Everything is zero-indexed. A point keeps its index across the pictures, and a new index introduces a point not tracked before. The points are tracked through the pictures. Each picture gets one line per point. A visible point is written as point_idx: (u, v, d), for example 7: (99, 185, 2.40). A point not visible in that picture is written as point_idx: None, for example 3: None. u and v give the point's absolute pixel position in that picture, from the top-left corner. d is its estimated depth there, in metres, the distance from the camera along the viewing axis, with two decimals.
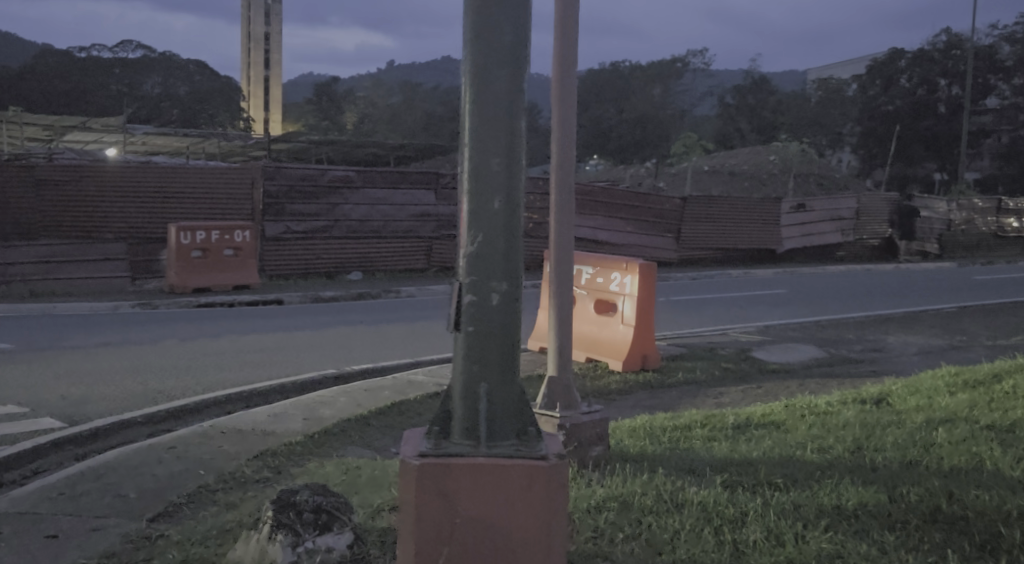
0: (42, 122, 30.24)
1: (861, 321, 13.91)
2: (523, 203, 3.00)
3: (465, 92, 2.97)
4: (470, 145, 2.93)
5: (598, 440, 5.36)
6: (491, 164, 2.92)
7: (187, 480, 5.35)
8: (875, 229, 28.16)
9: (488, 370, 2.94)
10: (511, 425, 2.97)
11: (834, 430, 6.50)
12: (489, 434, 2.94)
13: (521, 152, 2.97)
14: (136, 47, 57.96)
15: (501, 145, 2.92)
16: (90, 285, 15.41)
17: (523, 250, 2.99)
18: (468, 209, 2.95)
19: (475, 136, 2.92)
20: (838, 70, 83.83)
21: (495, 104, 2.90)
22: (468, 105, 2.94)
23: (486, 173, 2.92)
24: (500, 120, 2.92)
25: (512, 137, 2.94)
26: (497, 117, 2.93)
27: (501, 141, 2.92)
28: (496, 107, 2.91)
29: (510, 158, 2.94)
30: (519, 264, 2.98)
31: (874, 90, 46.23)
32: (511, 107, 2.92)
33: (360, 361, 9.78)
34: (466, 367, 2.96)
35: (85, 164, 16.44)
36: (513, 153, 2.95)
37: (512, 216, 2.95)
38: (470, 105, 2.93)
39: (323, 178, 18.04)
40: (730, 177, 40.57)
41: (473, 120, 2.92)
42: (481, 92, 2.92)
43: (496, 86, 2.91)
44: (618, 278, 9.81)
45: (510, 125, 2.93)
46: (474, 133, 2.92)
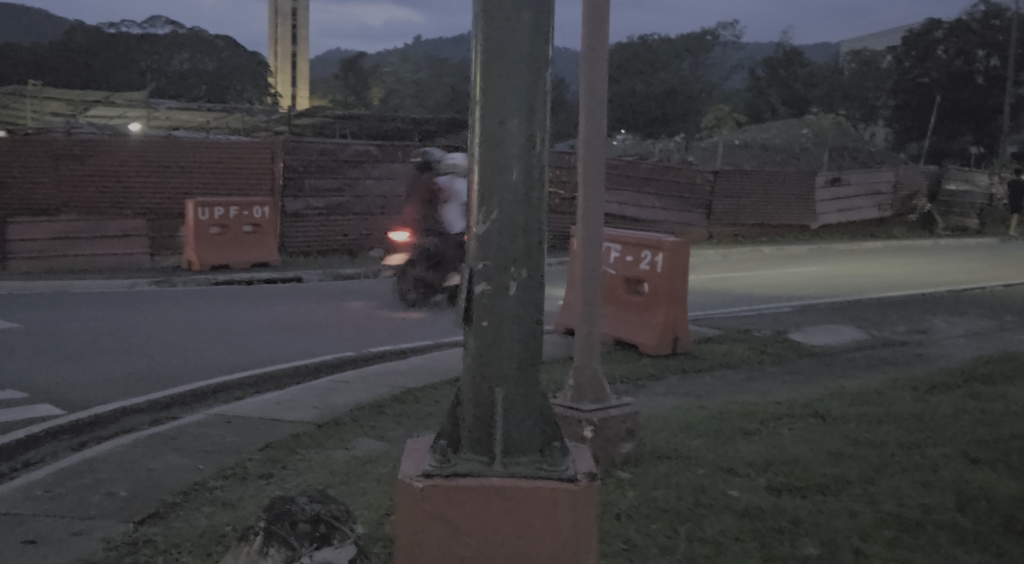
0: (66, 97, 30.01)
1: (904, 301, 13.27)
2: (546, 175, 2.55)
3: (475, 46, 2.51)
4: (483, 102, 2.47)
5: (629, 436, 4.93)
6: (506, 127, 2.46)
7: (183, 476, 4.96)
8: (912, 204, 27.44)
9: (503, 372, 2.49)
10: (534, 440, 2.53)
11: (885, 422, 5.98)
12: (504, 448, 2.49)
13: (543, 114, 2.51)
14: (164, 23, 57.68)
15: (519, 106, 2.47)
16: (109, 262, 15.19)
17: (544, 231, 2.54)
18: (479, 178, 2.50)
19: (485, 94, 2.47)
20: (873, 42, 82.04)
21: (512, 59, 2.45)
22: (479, 61, 2.49)
23: (501, 140, 2.47)
24: (518, 75, 2.46)
25: (530, 98, 2.48)
26: (514, 69, 2.47)
27: (519, 102, 2.47)
28: (513, 61, 2.45)
29: (529, 120, 2.48)
30: (540, 248, 2.54)
31: (910, 62, 44.62)
32: (534, 61, 2.47)
33: (381, 342, 9.36)
34: (476, 371, 2.51)
35: (105, 137, 15.92)
36: (533, 114, 2.50)
37: (532, 190, 2.51)
38: (484, 57, 2.47)
39: (343, 153, 17.66)
40: (762, 150, 39.76)
41: (485, 78, 2.47)
42: (494, 45, 2.46)
43: (514, 36, 2.45)
44: (648, 257, 9.22)
45: (531, 80, 2.48)
46: (488, 93, 2.47)
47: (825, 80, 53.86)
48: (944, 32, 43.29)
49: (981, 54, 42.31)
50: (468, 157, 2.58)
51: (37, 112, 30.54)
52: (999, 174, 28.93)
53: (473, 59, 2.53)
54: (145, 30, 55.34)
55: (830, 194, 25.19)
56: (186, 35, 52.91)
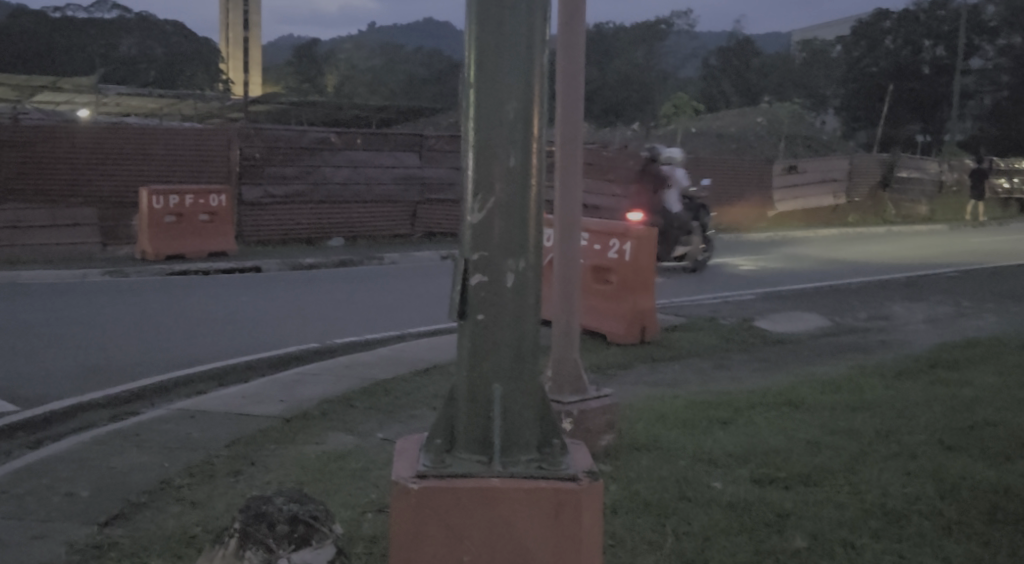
0: (11, 82, 29.09)
1: (864, 287, 13.42)
2: (542, 162, 2.44)
3: (468, 28, 2.39)
4: (477, 84, 2.36)
5: (608, 428, 4.87)
6: (505, 109, 2.35)
7: (147, 474, 4.76)
8: (866, 190, 27.78)
9: (501, 368, 2.39)
10: (533, 437, 2.44)
11: (860, 410, 6.00)
12: (503, 446, 2.39)
13: (540, 99, 2.41)
14: (111, 8, 56.27)
15: (519, 87, 2.35)
16: (59, 251, 14.71)
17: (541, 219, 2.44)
18: (474, 167, 2.39)
19: (479, 76, 2.35)
20: (824, 33, 83.17)
21: (510, 39, 2.33)
22: (473, 41, 2.37)
23: (498, 125, 2.35)
24: (516, 57, 2.35)
25: (528, 80, 2.37)
26: (511, 51, 2.35)
27: (516, 84, 2.35)
28: (510, 42, 2.34)
29: (527, 104, 2.37)
30: (538, 239, 2.44)
31: (859, 51, 45.13)
32: (531, 39, 2.36)
33: (345, 333, 9.18)
34: (472, 367, 2.40)
35: (55, 123, 15.51)
36: (530, 96, 2.39)
37: (529, 178, 2.40)
38: (477, 39, 2.35)
39: (302, 140, 17.39)
40: (718, 139, 40.09)
41: (479, 59, 2.35)
42: (488, 25, 2.34)
43: (512, 14, 2.33)
44: (616, 245, 9.19)
45: (529, 61, 2.36)
46: (482, 76, 2.35)
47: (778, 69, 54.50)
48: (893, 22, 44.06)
49: (929, 44, 43.15)
50: (460, 143, 2.46)
51: None
52: (949, 162, 29.82)
53: (465, 39, 2.40)
54: (92, 15, 53.94)
55: (786, 181, 25.50)
56: (134, 20, 51.64)
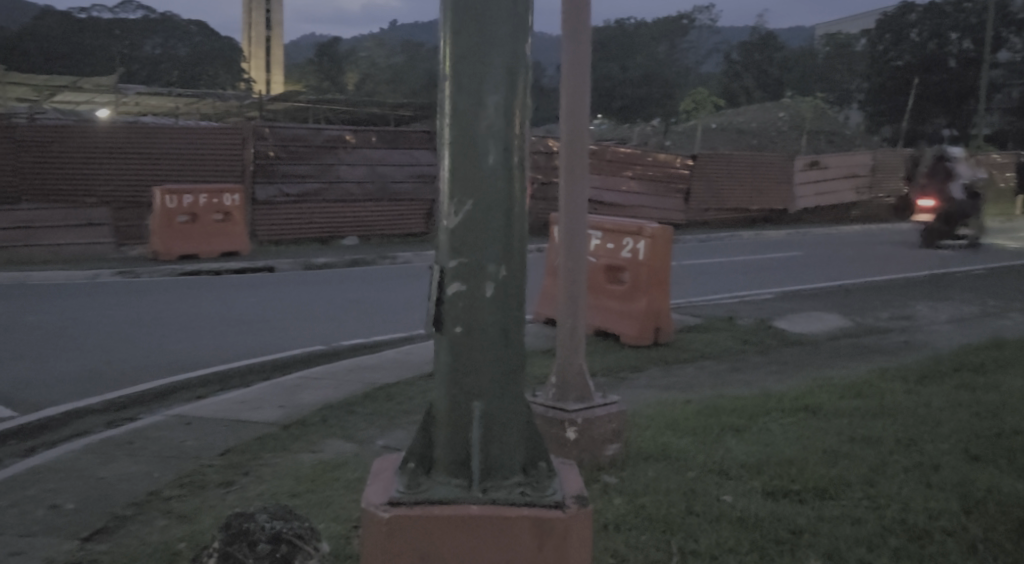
0: (32, 81, 29.26)
1: (887, 286, 13.09)
2: (526, 162, 2.24)
3: (444, 19, 2.18)
4: (454, 78, 2.15)
5: (615, 437, 4.64)
6: (484, 105, 2.15)
7: (135, 485, 4.61)
8: (892, 185, 27.30)
9: (482, 385, 2.20)
10: (518, 458, 2.25)
11: (882, 417, 5.75)
12: (484, 468, 2.20)
13: (525, 92, 2.20)
14: (136, 8, 56.64)
15: (500, 80, 2.15)
16: (74, 251, 14.67)
17: (525, 224, 2.24)
18: (450, 169, 2.19)
19: (456, 69, 2.14)
20: (847, 26, 82.29)
21: (490, 27, 2.12)
22: (448, 30, 2.16)
23: (477, 122, 2.15)
24: (498, 46, 2.14)
25: (512, 74, 2.16)
26: (493, 42, 2.15)
27: (499, 76, 2.15)
28: (491, 28, 2.13)
29: (509, 98, 2.17)
30: (522, 243, 2.24)
31: (884, 45, 44.31)
32: (516, 28, 2.15)
33: (353, 335, 9.00)
34: (450, 382, 2.22)
35: (71, 123, 15.54)
36: (514, 90, 2.18)
37: (511, 179, 2.19)
38: (453, 28, 2.15)
39: (317, 138, 17.23)
40: (739, 134, 39.67)
41: (455, 51, 2.14)
42: (465, 12, 2.13)
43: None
44: (630, 244, 8.94)
45: (512, 53, 2.16)
46: (459, 67, 2.14)
47: (801, 63, 53.90)
48: (918, 15, 43.20)
49: (955, 36, 42.35)
50: (437, 142, 2.26)
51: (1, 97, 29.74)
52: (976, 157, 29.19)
53: (441, 28, 2.20)
54: (116, 16, 54.31)
55: (809, 177, 25.13)
56: (158, 20, 51.90)
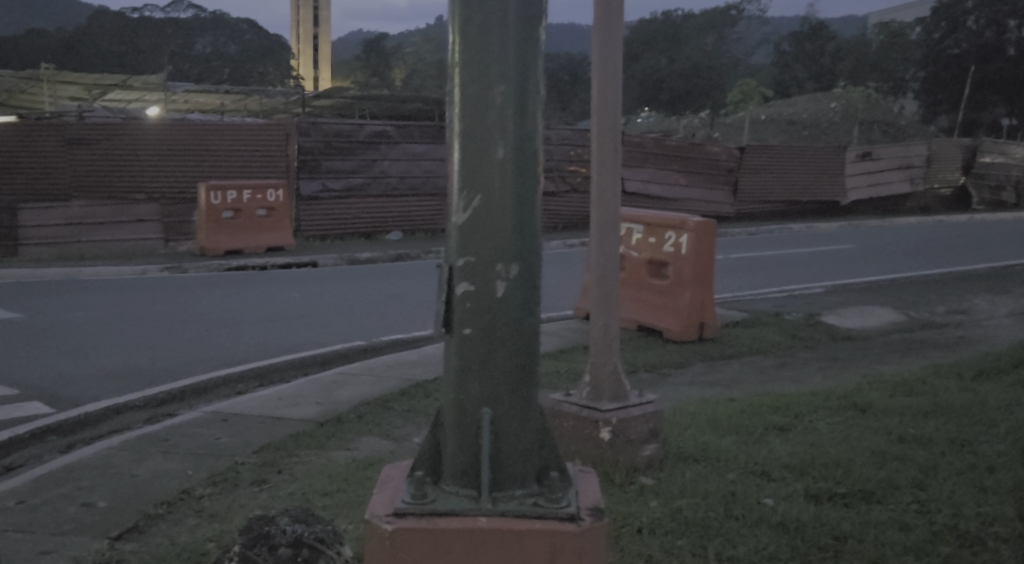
0: (85, 81, 29.86)
1: (941, 280, 12.68)
2: (540, 154, 2.12)
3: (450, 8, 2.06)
4: (461, 65, 2.03)
5: (651, 437, 4.47)
6: (491, 95, 2.02)
7: (167, 483, 4.60)
8: (947, 176, 26.55)
9: (492, 390, 2.09)
10: (530, 467, 2.15)
11: (935, 416, 5.49)
12: (494, 476, 2.10)
13: (537, 80, 2.08)
14: (187, 8, 57.54)
15: (509, 66, 2.03)
16: (124, 247, 14.88)
17: (540, 223, 2.13)
18: (458, 161, 2.07)
19: (463, 57, 2.02)
20: (902, 15, 80.48)
21: (499, 13, 2.00)
22: (454, 17, 2.04)
23: (485, 110, 2.03)
24: (507, 30, 2.01)
25: (523, 60, 2.05)
26: (501, 27, 2.02)
27: (509, 63, 2.03)
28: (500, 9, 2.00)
29: (520, 85, 2.05)
30: (536, 241, 2.13)
31: (939, 33, 43.05)
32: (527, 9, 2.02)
33: (392, 331, 8.95)
34: (457, 388, 2.11)
35: (119, 122, 15.80)
36: (527, 77, 2.06)
37: (523, 173, 2.07)
38: (458, 16, 2.03)
39: (360, 133, 17.25)
40: (789, 125, 38.94)
41: (460, 39, 2.03)
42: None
43: None
44: (672, 238, 8.76)
45: (522, 38, 2.04)
46: (467, 56, 2.03)
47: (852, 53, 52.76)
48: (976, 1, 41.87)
49: (1014, 23, 40.98)
50: (444, 136, 2.15)
51: (55, 97, 30.39)
52: None
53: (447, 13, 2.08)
54: (168, 15, 55.24)
55: (861, 168, 24.53)
56: (208, 19, 52.63)
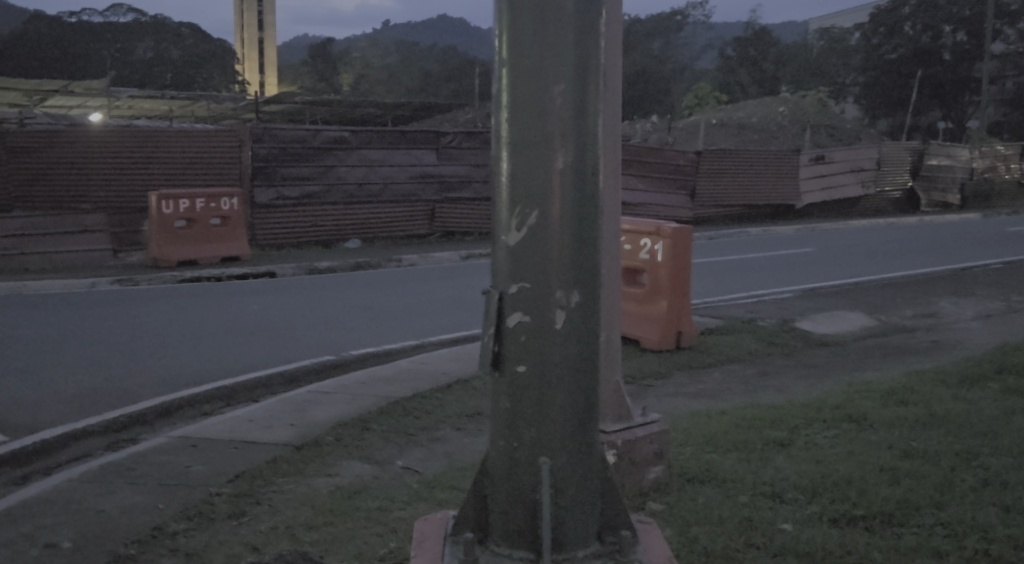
0: (23, 86, 28.81)
1: (905, 282, 12.72)
2: (596, 173, 2.20)
3: (497, 26, 2.17)
4: (512, 75, 2.12)
5: (656, 459, 4.30)
6: (549, 104, 2.11)
7: (137, 519, 4.24)
8: (897, 179, 26.99)
9: (548, 441, 2.21)
10: (590, 507, 2.32)
11: (933, 427, 5.37)
12: (554, 512, 2.23)
13: (594, 91, 2.16)
14: (128, 12, 56.28)
15: (564, 74, 2.11)
16: (70, 259, 14.27)
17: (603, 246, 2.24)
18: (507, 179, 2.16)
19: (516, 68, 2.10)
20: (840, 20, 82.33)
21: (557, 23, 2.08)
22: (505, 25, 2.12)
23: (541, 124, 2.11)
24: (563, 34, 2.10)
25: (581, 59, 2.13)
26: (557, 36, 2.11)
27: (564, 69, 2.11)
28: (556, 8, 2.08)
29: (579, 92, 2.13)
30: (595, 269, 2.23)
31: (879, 38, 43.96)
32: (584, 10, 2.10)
33: (362, 344, 8.63)
34: (499, 441, 2.25)
35: (63, 128, 15.17)
36: (585, 83, 2.14)
37: (582, 191, 2.16)
38: (509, 31, 2.11)
39: (316, 139, 16.83)
40: (740, 129, 39.19)
41: (511, 51, 2.11)
42: (526, 8, 2.09)
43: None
44: (648, 245, 8.54)
45: (579, 55, 2.12)
46: (517, 72, 2.11)
47: (795, 58, 53.68)
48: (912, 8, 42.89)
49: (949, 29, 42.01)
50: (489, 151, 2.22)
51: None
52: (980, 148, 28.76)
53: (497, 18, 2.15)
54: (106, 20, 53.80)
55: (814, 171, 24.77)
56: (151, 24, 51.45)
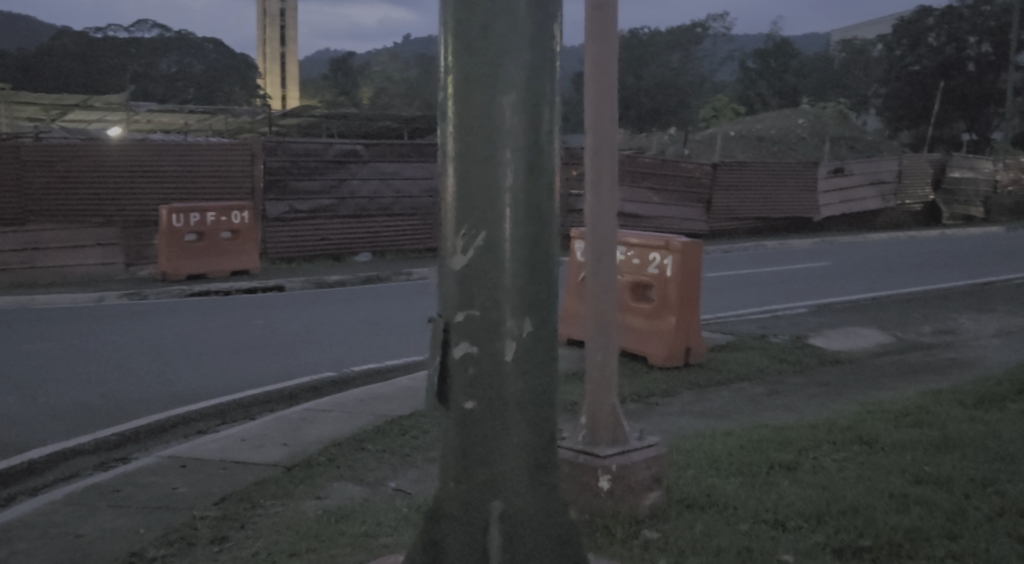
0: (43, 100, 29.10)
1: (924, 298, 12.41)
2: (548, 198, 2.19)
3: (444, 39, 2.14)
4: (458, 91, 2.09)
5: (654, 484, 4.11)
6: (499, 118, 2.08)
7: (115, 544, 4.10)
8: (918, 192, 26.60)
9: (503, 485, 2.20)
10: (548, 554, 2.27)
11: (949, 452, 5.14)
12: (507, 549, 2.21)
13: (547, 104, 2.14)
14: (152, 27, 56.98)
15: (517, 88, 2.09)
16: (81, 273, 14.24)
17: (558, 272, 2.22)
18: (455, 196, 2.13)
19: (464, 79, 2.08)
20: (863, 32, 81.75)
21: (505, 32, 2.06)
22: (451, 38, 2.10)
23: (488, 138, 2.09)
24: (516, 46, 2.08)
25: (535, 75, 2.11)
26: (507, 48, 2.08)
27: (517, 81, 2.09)
28: (510, 18, 2.06)
29: (531, 108, 2.11)
30: (550, 296, 2.21)
31: (901, 49, 43.51)
32: (537, 14, 2.08)
33: (365, 359, 8.49)
34: (447, 480, 2.23)
35: (77, 142, 15.20)
36: (538, 98, 2.12)
37: (536, 212, 2.15)
38: (456, 46, 2.08)
39: (328, 152, 16.82)
40: (759, 141, 38.91)
41: (458, 58, 2.08)
42: (476, 20, 2.06)
43: (508, 9, 2.06)
44: (657, 259, 8.33)
45: (531, 70, 2.10)
46: (462, 84, 2.08)
47: (816, 70, 53.33)
48: (935, 19, 42.49)
49: (973, 40, 41.44)
50: (436, 168, 2.21)
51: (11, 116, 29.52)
52: (1005, 160, 28.26)
53: (443, 25, 2.13)
54: (131, 34, 54.45)
55: (833, 184, 24.48)
56: (175, 38, 52.07)
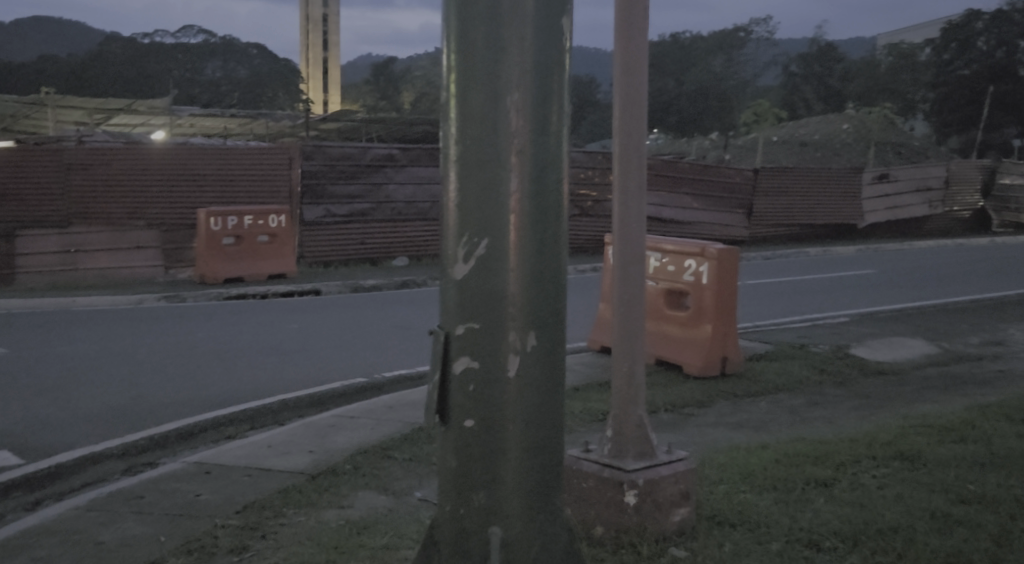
0: (90, 105, 29.67)
1: (972, 308, 12.03)
2: (556, 209, 2.14)
3: (446, 39, 2.08)
4: (460, 92, 2.04)
5: (682, 500, 3.96)
6: (503, 120, 2.02)
7: (136, 552, 4.08)
8: (966, 199, 25.94)
9: (506, 512, 2.16)
10: None
11: (995, 470, 4.91)
12: None
13: (553, 107, 2.07)
14: (198, 33, 57.93)
15: (523, 90, 2.03)
16: (121, 275, 14.59)
17: (563, 285, 2.17)
18: (456, 202, 2.08)
19: (465, 79, 2.02)
20: (910, 37, 80.38)
21: (508, 31, 1.99)
22: (452, 38, 2.04)
23: (490, 142, 2.03)
24: (522, 45, 2.01)
25: (542, 77, 2.04)
26: (511, 49, 2.01)
27: (523, 81, 2.02)
28: (515, 16, 1.99)
29: (537, 111, 2.04)
30: (555, 309, 2.16)
31: (950, 54, 42.58)
32: (544, 13, 2.00)
33: (396, 366, 8.41)
34: (448, 502, 2.20)
35: (118, 146, 15.36)
36: (545, 100, 2.06)
37: (542, 221, 2.10)
38: (457, 48, 2.03)
39: (365, 157, 16.78)
40: (801, 147, 38.34)
41: (459, 57, 2.02)
42: (480, 20, 2.00)
43: (514, 8, 1.99)
44: (692, 266, 8.17)
45: (538, 73, 2.03)
46: (464, 86, 2.03)
47: (861, 75, 52.50)
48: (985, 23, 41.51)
49: None
50: (439, 173, 2.17)
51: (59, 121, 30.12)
52: None
53: (445, 28, 2.08)
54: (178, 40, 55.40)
55: (878, 191, 23.97)
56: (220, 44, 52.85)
